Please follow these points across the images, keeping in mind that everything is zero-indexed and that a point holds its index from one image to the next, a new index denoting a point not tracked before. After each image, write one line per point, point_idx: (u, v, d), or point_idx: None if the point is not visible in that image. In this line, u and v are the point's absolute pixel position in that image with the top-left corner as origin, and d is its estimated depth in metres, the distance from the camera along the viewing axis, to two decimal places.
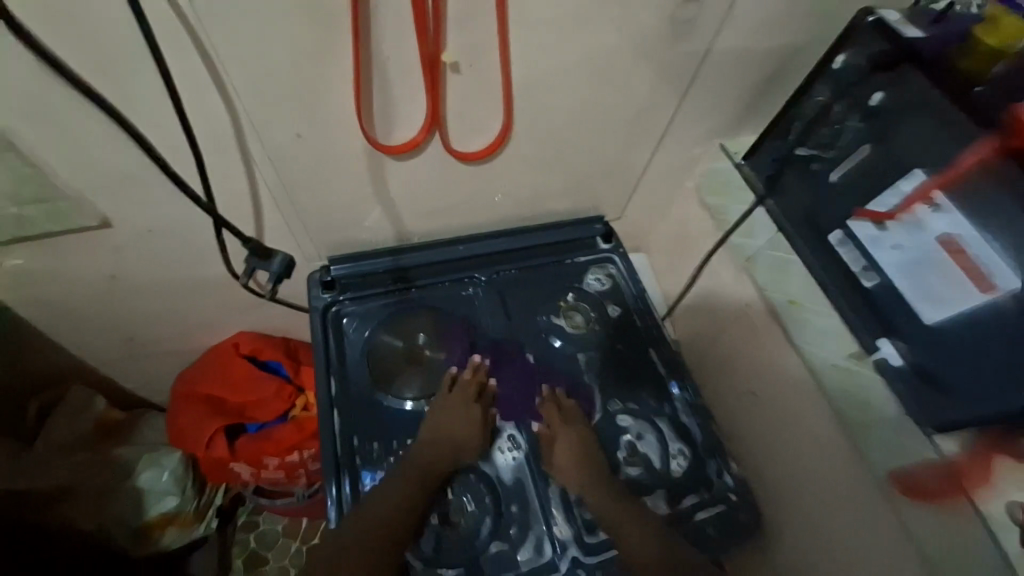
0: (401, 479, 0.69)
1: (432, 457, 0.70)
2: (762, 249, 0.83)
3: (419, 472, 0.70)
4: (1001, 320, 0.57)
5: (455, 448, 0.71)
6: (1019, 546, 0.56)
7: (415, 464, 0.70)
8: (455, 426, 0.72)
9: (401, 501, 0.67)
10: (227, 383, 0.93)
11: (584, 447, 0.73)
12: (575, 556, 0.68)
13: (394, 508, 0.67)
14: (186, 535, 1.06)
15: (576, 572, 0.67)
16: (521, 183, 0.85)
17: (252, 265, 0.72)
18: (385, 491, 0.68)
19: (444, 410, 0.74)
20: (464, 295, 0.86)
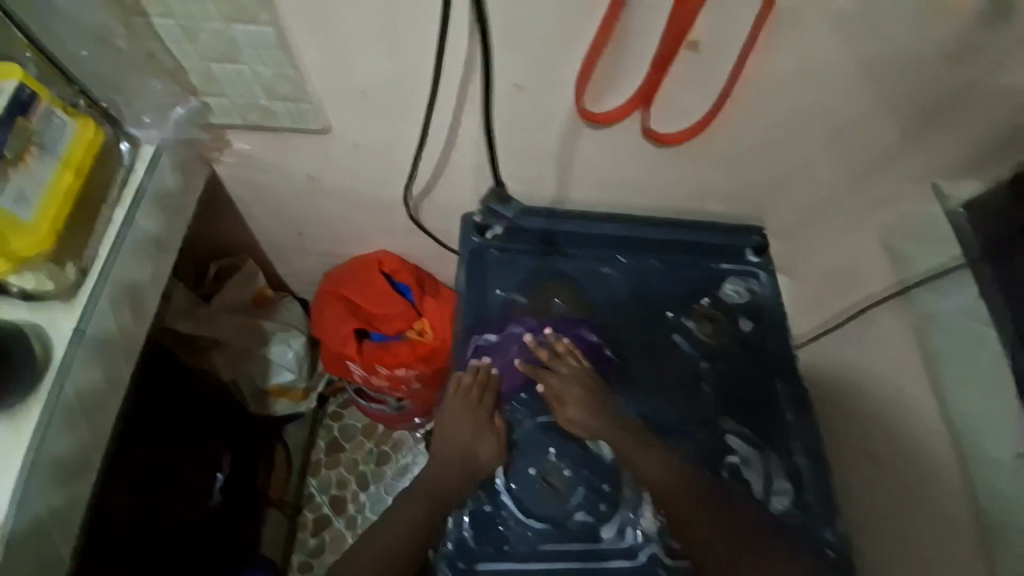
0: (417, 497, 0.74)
1: (447, 475, 0.74)
2: (953, 313, 0.72)
3: (435, 487, 0.74)
4: None
5: (467, 466, 0.73)
6: None
7: (436, 478, 0.75)
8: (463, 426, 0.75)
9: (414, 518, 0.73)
10: (366, 292, 1.02)
11: (590, 394, 0.75)
12: (656, 552, 0.70)
13: (409, 526, 0.72)
14: (292, 407, 1.26)
15: (654, 567, 0.69)
16: (694, 178, 0.82)
17: (490, 204, 0.83)
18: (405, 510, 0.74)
19: (455, 420, 0.76)
20: (600, 272, 0.85)
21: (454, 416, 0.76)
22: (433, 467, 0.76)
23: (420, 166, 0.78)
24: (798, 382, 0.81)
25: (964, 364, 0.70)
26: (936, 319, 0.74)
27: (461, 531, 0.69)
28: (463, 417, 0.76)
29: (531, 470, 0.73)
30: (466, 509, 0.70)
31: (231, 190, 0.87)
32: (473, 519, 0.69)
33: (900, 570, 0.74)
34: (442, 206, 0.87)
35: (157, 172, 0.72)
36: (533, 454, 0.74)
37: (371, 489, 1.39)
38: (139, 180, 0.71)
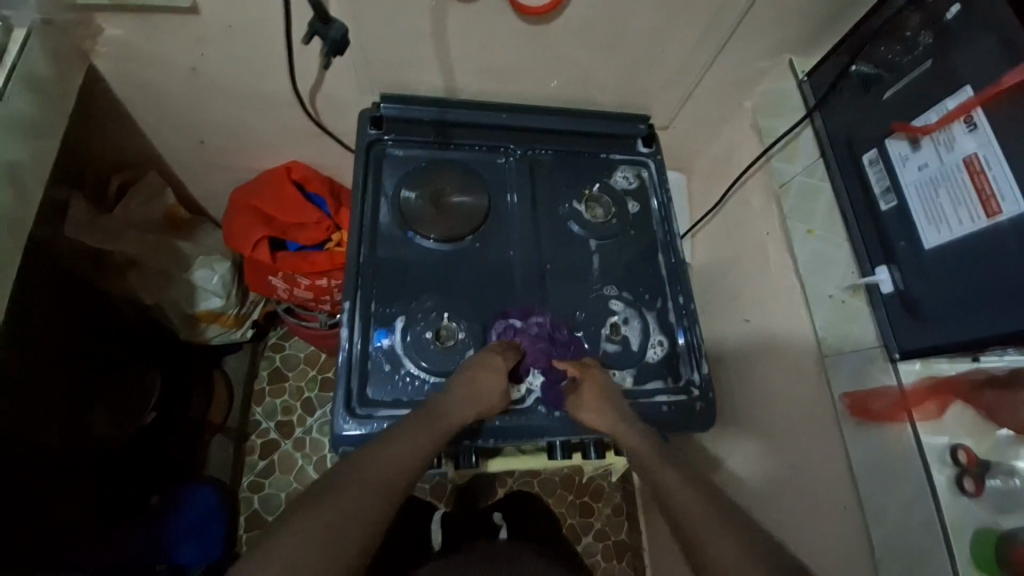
0: (416, 430, 0.68)
1: (453, 413, 0.70)
2: (798, 176, 0.83)
3: (440, 427, 0.69)
4: (1001, 245, 0.57)
5: (475, 410, 0.72)
6: (945, 476, 0.62)
7: (444, 414, 0.70)
8: (487, 385, 0.73)
9: (414, 451, 0.66)
10: (279, 202, 1.05)
11: (605, 391, 0.75)
12: (540, 396, 0.79)
13: (405, 456, 0.65)
14: (226, 335, 1.30)
15: (538, 407, 0.78)
16: (575, 62, 0.87)
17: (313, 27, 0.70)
18: (403, 442, 0.66)
19: (478, 370, 0.73)
20: (497, 163, 0.91)
21: (477, 372, 0.73)
22: (441, 410, 0.70)
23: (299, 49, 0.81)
24: (676, 253, 0.90)
25: (807, 219, 0.80)
26: (789, 185, 0.83)
27: (359, 386, 0.75)
28: (491, 377, 0.73)
29: (427, 332, 0.79)
30: (367, 369, 0.77)
31: (118, 89, 0.88)
32: (372, 376, 0.76)
33: (757, 403, 0.86)
34: (337, 98, 0.92)
35: (26, 55, 0.73)
36: (428, 320, 0.79)
37: (317, 413, 1.43)
38: (9, 58, 0.72)
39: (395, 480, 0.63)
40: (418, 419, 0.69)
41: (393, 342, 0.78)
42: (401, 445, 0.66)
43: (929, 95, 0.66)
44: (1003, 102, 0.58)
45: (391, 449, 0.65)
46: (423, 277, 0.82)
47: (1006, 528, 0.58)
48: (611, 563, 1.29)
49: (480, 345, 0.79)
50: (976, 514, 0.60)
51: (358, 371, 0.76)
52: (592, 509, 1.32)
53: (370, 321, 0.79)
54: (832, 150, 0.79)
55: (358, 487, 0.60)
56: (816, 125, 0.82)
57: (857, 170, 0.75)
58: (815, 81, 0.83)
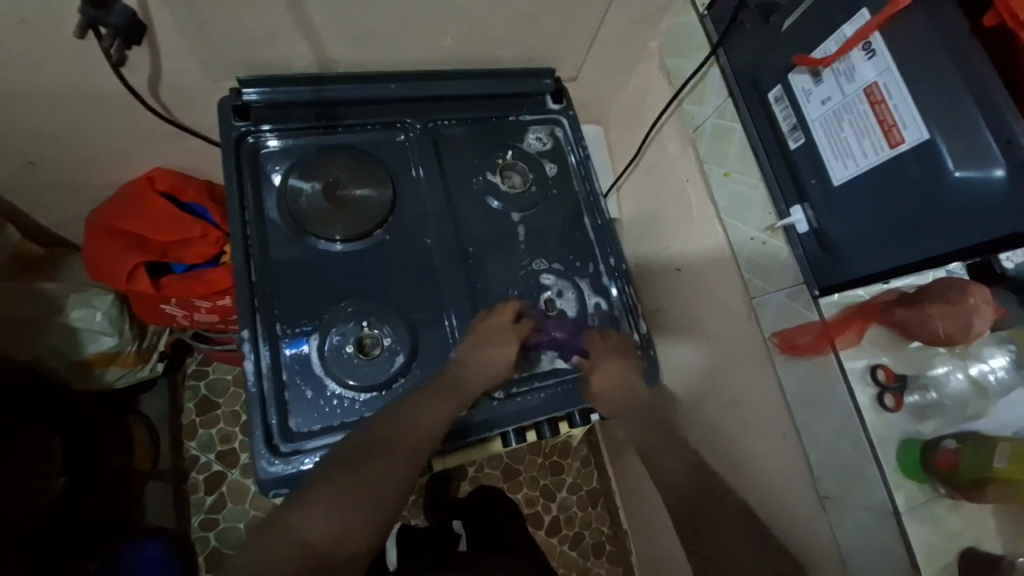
0: (383, 459, 0.64)
1: (419, 424, 0.66)
2: (709, 118, 0.81)
3: (408, 444, 0.65)
4: (905, 173, 0.58)
5: (435, 419, 0.67)
6: (868, 398, 0.65)
7: (410, 425, 0.66)
8: (485, 364, 0.71)
9: (380, 480, 0.63)
10: (145, 220, 0.89)
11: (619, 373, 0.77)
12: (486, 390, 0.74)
13: (394, 463, 0.64)
14: (131, 373, 1.14)
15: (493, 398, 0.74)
16: (460, 14, 0.78)
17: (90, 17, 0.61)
18: (366, 474, 0.63)
19: (481, 344, 0.72)
20: (396, 142, 0.81)
21: (477, 355, 0.71)
22: (405, 423, 0.66)
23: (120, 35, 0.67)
24: (602, 213, 0.86)
25: (722, 162, 0.80)
26: (702, 128, 0.83)
27: (279, 420, 0.68)
28: (486, 355, 0.72)
29: (348, 347, 0.71)
30: (286, 399, 0.69)
31: None
32: (293, 407, 0.69)
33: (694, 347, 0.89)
34: (187, 88, 0.77)
35: None
36: (347, 331, 0.71)
37: None
38: None
39: (367, 516, 0.61)
40: (380, 439, 0.65)
41: (313, 365, 0.70)
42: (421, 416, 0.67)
43: (827, 18, 0.63)
44: (899, 25, 0.57)
45: (355, 483, 0.62)
46: (332, 283, 0.74)
47: (929, 436, 0.62)
48: (587, 511, 1.33)
49: (410, 349, 0.73)
50: (900, 426, 0.64)
51: (275, 405, 0.68)
52: (561, 467, 1.35)
53: (279, 348, 0.70)
54: (738, 88, 0.77)
55: (383, 472, 0.63)
56: (721, 62, 0.79)
57: (764, 105, 0.73)
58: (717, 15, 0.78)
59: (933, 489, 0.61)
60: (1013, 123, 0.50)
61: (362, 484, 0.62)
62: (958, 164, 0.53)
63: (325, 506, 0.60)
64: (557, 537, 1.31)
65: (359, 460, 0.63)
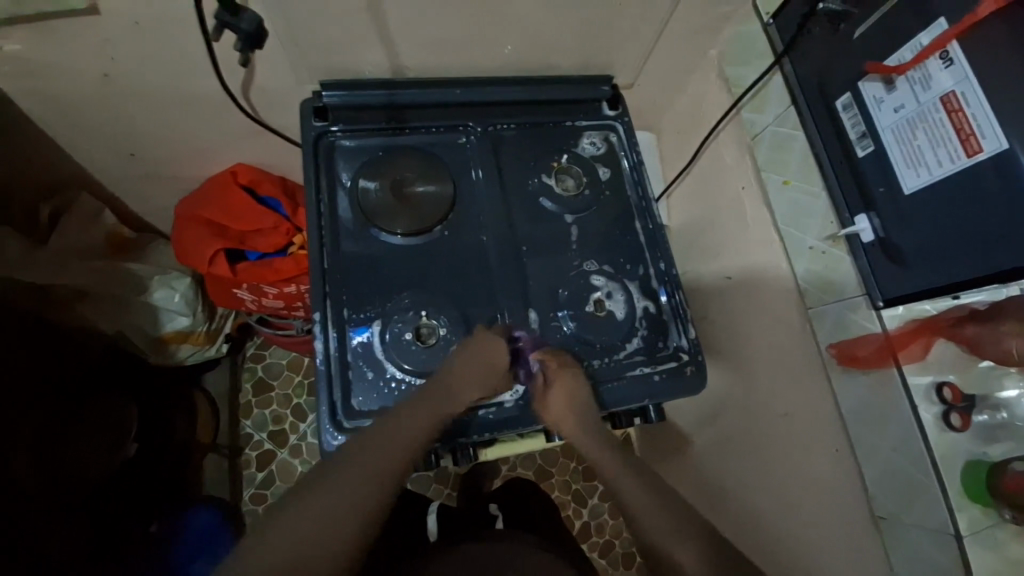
0: (357, 481, 0.65)
1: (393, 441, 0.66)
2: (769, 126, 0.81)
3: (376, 471, 0.65)
4: (982, 183, 0.56)
5: (421, 436, 0.68)
6: (933, 414, 0.63)
7: (392, 437, 0.67)
8: (463, 385, 0.70)
9: (350, 500, 0.64)
10: (227, 210, 0.97)
11: (576, 397, 0.74)
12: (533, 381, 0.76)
13: (367, 478, 0.65)
14: (199, 352, 1.24)
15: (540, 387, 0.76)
16: (526, 23, 0.82)
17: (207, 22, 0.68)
18: (339, 490, 0.64)
19: (467, 357, 0.71)
20: (457, 143, 0.85)
21: (459, 369, 0.70)
22: (386, 436, 0.67)
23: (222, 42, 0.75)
24: (653, 218, 0.87)
25: (782, 170, 0.79)
26: (761, 136, 0.82)
27: (342, 399, 0.72)
28: (467, 374, 0.70)
29: (407, 334, 0.75)
30: (349, 378, 0.73)
31: (29, 106, 0.81)
32: (355, 386, 0.73)
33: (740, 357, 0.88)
34: (273, 91, 0.85)
35: None
36: (408, 319, 0.75)
37: (308, 419, 1.39)
38: None
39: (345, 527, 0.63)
40: (353, 454, 0.66)
41: (373, 350, 0.74)
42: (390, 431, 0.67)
43: (902, 26, 0.62)
44: (980, 34, 0.55)
45: (324, 501, 0.64)
46: (395, 273, 0.78)
47: (997, 459, 0.58)
48: (618, 519, 1.32)
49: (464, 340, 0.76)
50: (965, 448, 0.61)
51: (339, 383, 0.72)
52: (595, 473, 1.35)
53: (344, 331, 0.74)
54: (802, 96, 0.76)
55: (346, 494, 0.64)
56: (785, 71, 0.79)
57: (829, 114, 0.72)
58: (781, 23, 0.79)
59: (998, 514, 0.58)
60: None
61: (327, 503, 0.64)
62: None
63: (294, 523, 0.62)
64: (586, 544, 1.31)
65: (335, 470, 0.65)
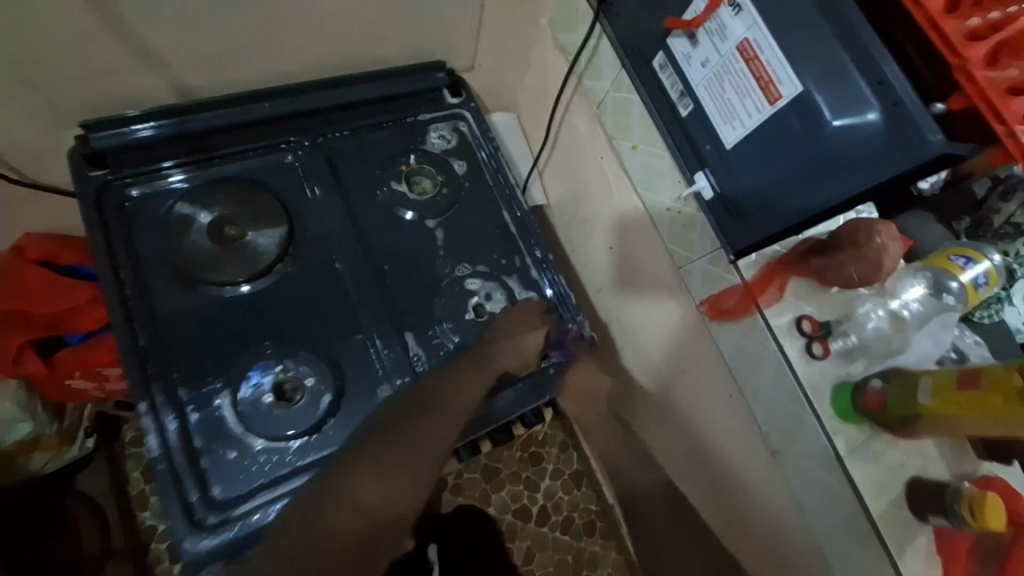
0: (433, 430, 0.68)
1: (461, 396, 0.70)
2: (609, 92, 0.78)
3: (459, 415, 0.70)
4: (786, 126, 0.57)
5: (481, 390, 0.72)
6: (796, 348, 0.65)
7: (453, 393, 0.70)
8: (524, 338, 0.75)
9: (428, 452, 0.68)
10: (21, 295, 0.80)
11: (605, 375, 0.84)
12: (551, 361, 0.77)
13: (435, 441, 0.68)
14: (60, 457, 1.07)
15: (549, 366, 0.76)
16: (318, 18, 0.72)
17: None
18: (411, 449, 0.67)
19: (519, 326, 0.76)
20: (282, 165, 0.74)
21: (511, 326, 0.75)
22: (449, 394, 0.70)
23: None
24: (520, 205, 0.82)
25: (629, 135, 0.77)
26: (604, 103, 0.80)
27: (200, 494, 0.61)
28: (525, 331, 0.76)
29: (266, 397, 0.65)
30: (204, 468, 0.62)
31: None
32: (213, 475, 0.62)
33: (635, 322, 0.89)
34: (29, 146, 0.70)
35: None
36: (259, 381, 0.66)
37: None
38: None
39: (413, 490, 0.66)
40: (426, 404, 0.69)
41: (226, 427, 0.64)
42: (471, 394, 0.71)
43: None
44: None
45: (397, 457, 0.65)
46: (238, 327, 0.67)
47: (859, 376, 0.65)
48: (573, 494, 1.25)
49: (333, 388, 0.67)
50: (833, 372, 0.65)
51: (193, 477, 0.62)
52: (541, 456, 1.26)
53: (185, 413, 0.63)
54: (628, 57, 0.73)
55: (412, 448, 0.67)
56: (607, 32, 0.75)
57: (651, 75, 0.71)
58: None
59: (869, 427, 0.64)
60: (883, 64, 0.50)
61: (404, 455, 0.66)
62: (835, 113, 0.52)
63: (371, 477, 0.64)
64: (547, 526, 1.24)
65: (398, 431, 0.66)
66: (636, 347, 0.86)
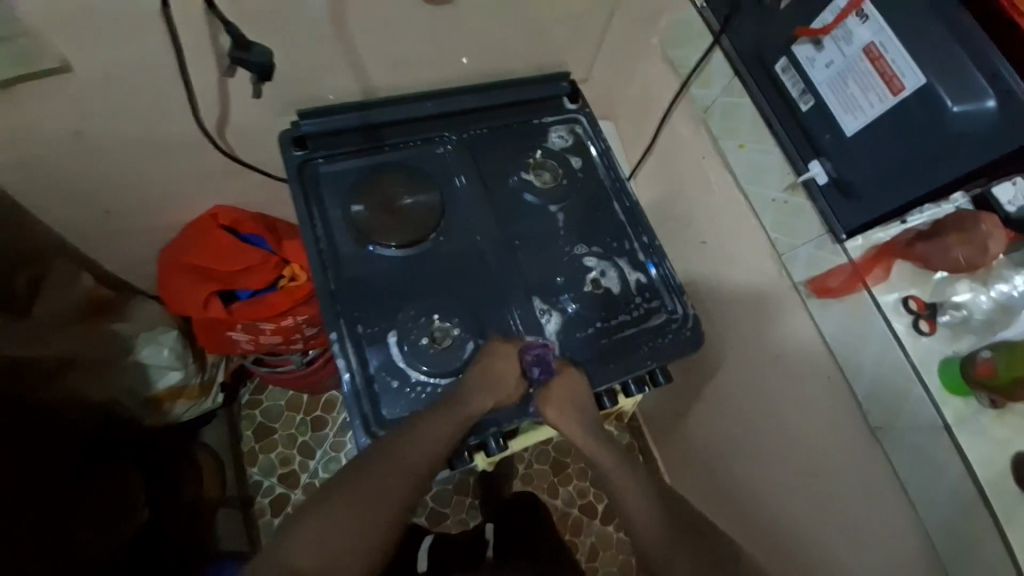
0: (385, 476, 0.68)
1: (424, 438, 0.70)
2: (718, 98, 0.88)
3: (413, 459, 0.69)
4: (908, 115, 0.65)
5: (443, 428, 0.71)
6: (905, 325, 0.71)
7: (414, 434, 0.69)
8: (500, 375, 0.75)
9: (326, 522, 0.65)
10: (211, 253, 0.97)
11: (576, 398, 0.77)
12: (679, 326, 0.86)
13: (388, 494, 0.67)
14: (194, 408, 1.20)
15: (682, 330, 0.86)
16: (483, 35, 0.88)
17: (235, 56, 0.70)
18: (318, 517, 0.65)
19: (495, 358, 0.76)
20: (436, 154, 0.88)
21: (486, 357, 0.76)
22: (404, 432, 0.69)
23: (237, 78, 0.79)
24: (629, 196, 0.92)
25: (736, 134, 0.86)
26: (711, 108, 0.90)
27: (374, 411, 0.74)
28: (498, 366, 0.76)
29: (422, 339, 0.78)
30: (376, 390, 0.75)
31: None
32: (383, 397, 0.75)
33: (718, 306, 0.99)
34: (250, 129, 0.88)
35: None
36: (420, 325, 0.78)
37: (318, 453, 1.32)
38: None
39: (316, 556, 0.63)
40: (391, 441, 0.69)
41: (393, 357, 0.77)
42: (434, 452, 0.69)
43: None
44: None
45: (317, 520, 0.65)
46: (401, 279, 0.81)
47: (965, 353, 0.69)
48: None
49: (477, 336, 0.79)
50: (939, 349, 0.70)
51: (366, 397, 0.74)
52: None
53: (362, 345, 0.76)
54: (744, 64, 0.84)
55: (363, 502, 0.66)
56: (724, 45, 0.86)
57: (771, 78, 0.81)
58: (713, 5, 0.87)
59: (977, 401, 0.67)
60: (995, 60, 0.58)
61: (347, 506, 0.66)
62: (956, 101, 0.60)
63: (315, 529, 0.64)
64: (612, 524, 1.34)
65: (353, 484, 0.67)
66: (724, 328, 0.99)
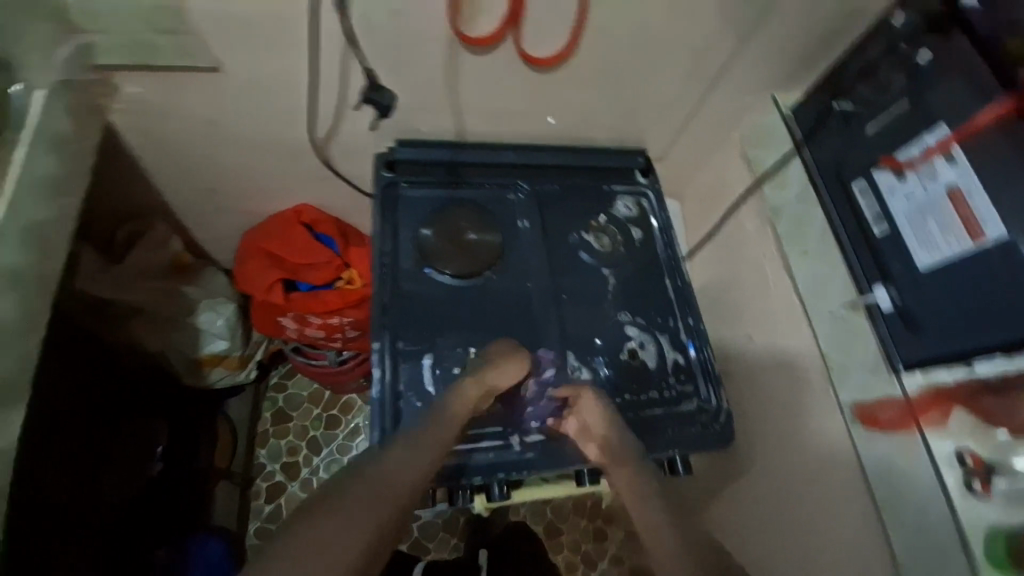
0: (383, 482, 0.56)
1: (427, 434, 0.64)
2: (791, 202, 0.89)
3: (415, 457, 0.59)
4: (987, 262, 0.64)
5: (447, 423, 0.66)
6: (958, 482, 0.65)
7: (417, 428, 0.64)
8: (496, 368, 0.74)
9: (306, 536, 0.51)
10: (286, 243, 1.07)
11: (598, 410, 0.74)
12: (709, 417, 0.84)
13: (384, 503, 0.55)
14: (230, 377, 1.25)
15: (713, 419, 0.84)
16: (574, 102, 0.95)
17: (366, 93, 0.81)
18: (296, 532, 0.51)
19: (497, 355, 0.75)
20: (506, 199, 0.94)
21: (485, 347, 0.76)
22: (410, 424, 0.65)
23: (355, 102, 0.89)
24: (682, 276, 0.93)
25: (802, 242, 0.86)
26: (782, 210, 0.90)
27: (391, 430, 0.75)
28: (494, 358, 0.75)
29: (455, 369, 0.80)
30: (399, 408, 0.77)
31: (133, 142, 0.93)
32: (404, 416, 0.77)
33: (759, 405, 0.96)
34: (351, 145, 0.98)
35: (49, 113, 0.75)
36: (457, 354, 0.82)
37: (324, 451, 1.35)
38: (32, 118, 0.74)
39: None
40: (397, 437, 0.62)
41: (422, 379, 0.80)
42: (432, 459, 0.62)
43: (913, 129, 0.73)
44: (980, 141, 0.65)
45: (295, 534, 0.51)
46: (448, 307, 0.85)
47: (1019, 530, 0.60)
48: None
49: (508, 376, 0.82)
50: (988, 515, 0.62)
51: (390, 413, 0.77)
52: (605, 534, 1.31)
53: (399, 362, 0.80)
54: (821, 178, 0.86)
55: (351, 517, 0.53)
56: (804, 156, 0.88)
57: (847, 194, 0.82)
58: (800, 117, 0.90)
59: None
60: None
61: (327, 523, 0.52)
62: None
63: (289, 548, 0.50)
64: None
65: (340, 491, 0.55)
66: (758, 428, 0.96)
